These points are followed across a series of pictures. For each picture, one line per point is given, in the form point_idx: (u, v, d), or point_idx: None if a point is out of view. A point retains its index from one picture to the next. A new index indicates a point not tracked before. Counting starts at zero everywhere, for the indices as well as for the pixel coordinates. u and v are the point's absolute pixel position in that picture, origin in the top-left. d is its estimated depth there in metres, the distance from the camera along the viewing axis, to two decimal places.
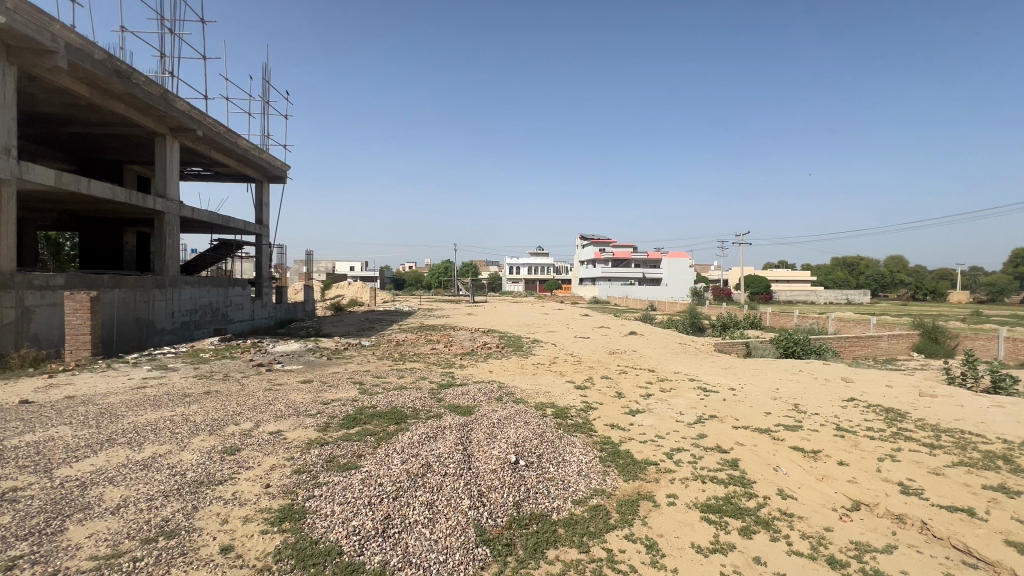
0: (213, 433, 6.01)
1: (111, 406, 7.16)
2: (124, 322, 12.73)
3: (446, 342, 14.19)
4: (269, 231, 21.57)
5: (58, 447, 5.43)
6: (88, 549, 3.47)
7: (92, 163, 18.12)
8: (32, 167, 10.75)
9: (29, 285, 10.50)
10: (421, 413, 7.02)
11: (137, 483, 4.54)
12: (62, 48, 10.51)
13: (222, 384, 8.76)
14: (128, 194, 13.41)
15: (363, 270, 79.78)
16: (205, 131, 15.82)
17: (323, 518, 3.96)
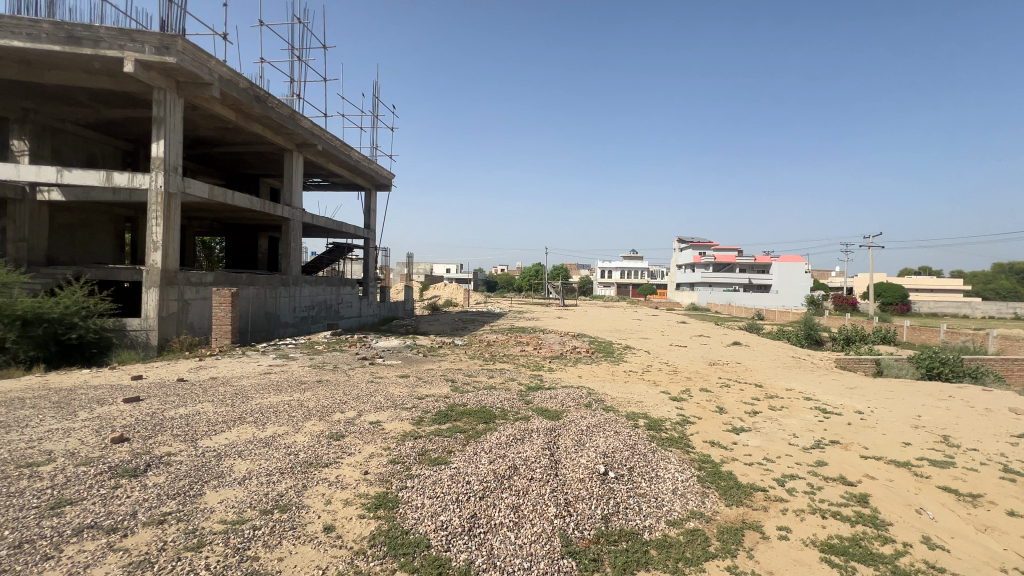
0: (322, 419, 6.58)
1: (243, 388, 8.19)
2: (257, 315, 14.55)
3: (536, 345, 14.23)
4: (375, 235, 23.34)
5: (202, 420, 6.32)
6: (219, 513, 3.94)
7: (236, 177, 21.03)
8: (192, 182, 12.70)
9: (187, 282, 12.46)
10: (509, 414, 7.06)
11: (260, 459, 5.09)
12: (216, 79, 12.30)
13: (332, 374, 9.61)
14: (262, 203, 15.27)
15: (459, 272, 83.52)
16: (324, 145, 17.55)
17: (414, 509, 4.09)
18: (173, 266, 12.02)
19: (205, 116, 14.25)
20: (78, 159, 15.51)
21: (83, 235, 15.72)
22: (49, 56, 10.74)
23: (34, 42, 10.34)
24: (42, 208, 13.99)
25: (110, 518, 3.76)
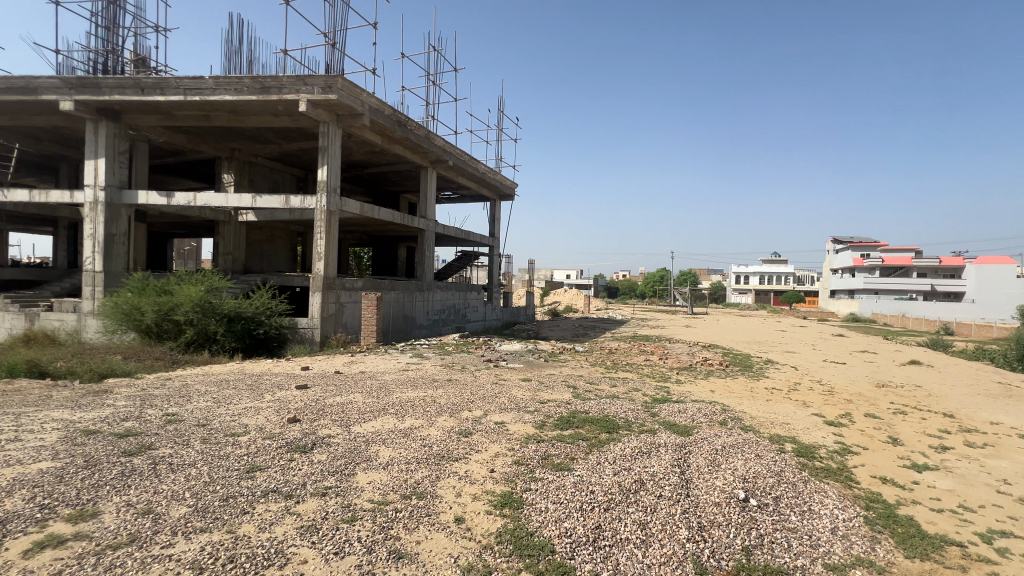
0: (453, 415, 7.03)
1: (386, 382, 9.15)
2: (396, 317, 16.18)
3: (662, 354, 13.52)
4: (500, 243, 24.39)
5: (354, 409, 7.19)
6: (368, 492, 4.44)
7: (381, 194, 23.72)
8: (348, 200, 14.59)
9: (342, 287, 14.36)
10: (633, 425, 6.79)
11: (400, 448, 5.62)
12: (367, 109, 13.98)
13: (461, 374, 10.23)
14: (402, 217, 16.94)
15: (579, 279, 83.26)
16: (455, 160, 18.87)
17: (538, 512, 4.14)
18: (332, 274, 13.95)
19: (358, 142, 16.30)
20: (266, 186, 18.91)
21: (269, 249, 19.09)
22: (248, 104, 13.25)
23: (238, 95, 12.87)
24: (241, 227, 17.34)
25: (287, 486, 4.46)
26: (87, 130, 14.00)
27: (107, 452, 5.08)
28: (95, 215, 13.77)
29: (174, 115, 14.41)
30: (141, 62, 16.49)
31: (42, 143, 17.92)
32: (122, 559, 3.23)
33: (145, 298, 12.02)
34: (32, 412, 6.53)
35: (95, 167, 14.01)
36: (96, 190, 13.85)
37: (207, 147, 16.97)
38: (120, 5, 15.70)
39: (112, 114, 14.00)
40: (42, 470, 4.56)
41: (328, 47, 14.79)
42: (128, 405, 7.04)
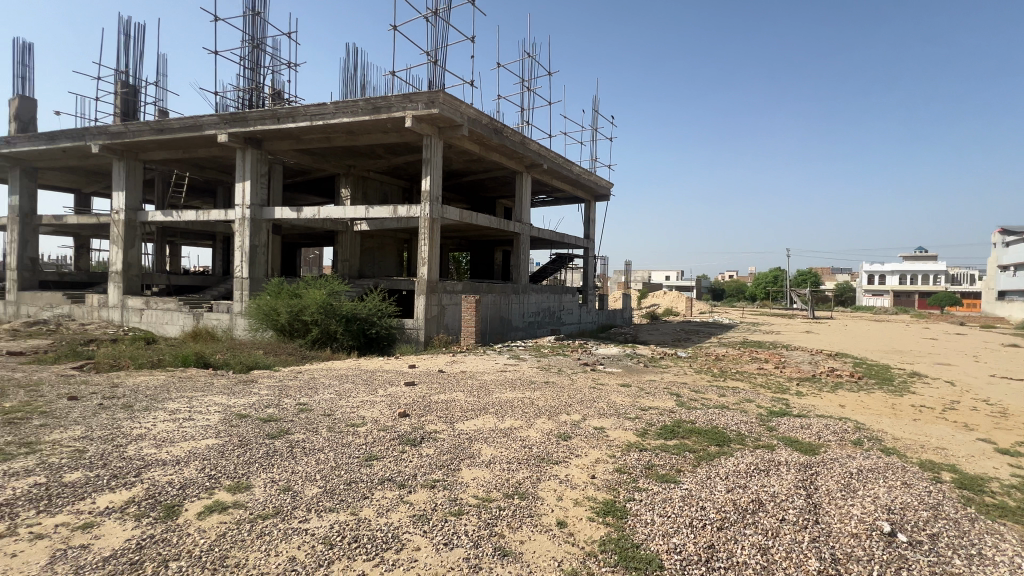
0: (551, 418, 7.05)
1: (486, 382, 9.45)
2: (494, 319, 16.68)
3: (778, 363, 12.26)
4: (595, 244, 24.02)
5: (457, 406, 7.53)
6: (472, 488, 4.61)
7: (479, 201, 24.64)
8: (448, 208, 15.37)
9: (444, 290, 15.14)
10: (747, 439, 6.24)
11: (502, 447, 5.76)
12: (466, 120, 14.59)
13: (558, 377, 10.22)
14: (498, 221, 17.41)
15: (679, 280, 78.93)
16: (549, 164, 18.95)
17: (644, 524, 3.98)
18: (435, 277, 14.78)
19: (458, 152, 17.10)
20: (377, 198, 20.64)
21: (379, 255, 20.80)
22: (362, 125, 14.57)
23: (354, 116, 14.20)
24: (356, 236, 19.12)
25: (400, 475, 4.80)
26: (237, 157, 16.41)
27: (255, 433, 5.89)
28: (243, 229, 16.08)
29: (302, 139, 16.32)
30: (277, 95, 18.96)
31: (205, 171, 21.40)
32: (269, 528, 3.71)
33: (280, 301, 13.74)
34: (200, 397, 7.80)
35: (243, 188, 16.37)
36: (243, 208, 16.18)
37: (329, 165, 18.99)
38: (261, 47, 18.21)
39: (255, 142, 16.26)
40: (208, 446, 5.42)
41: (430, 65, 15.76)
42: (269, 394, 8.10)
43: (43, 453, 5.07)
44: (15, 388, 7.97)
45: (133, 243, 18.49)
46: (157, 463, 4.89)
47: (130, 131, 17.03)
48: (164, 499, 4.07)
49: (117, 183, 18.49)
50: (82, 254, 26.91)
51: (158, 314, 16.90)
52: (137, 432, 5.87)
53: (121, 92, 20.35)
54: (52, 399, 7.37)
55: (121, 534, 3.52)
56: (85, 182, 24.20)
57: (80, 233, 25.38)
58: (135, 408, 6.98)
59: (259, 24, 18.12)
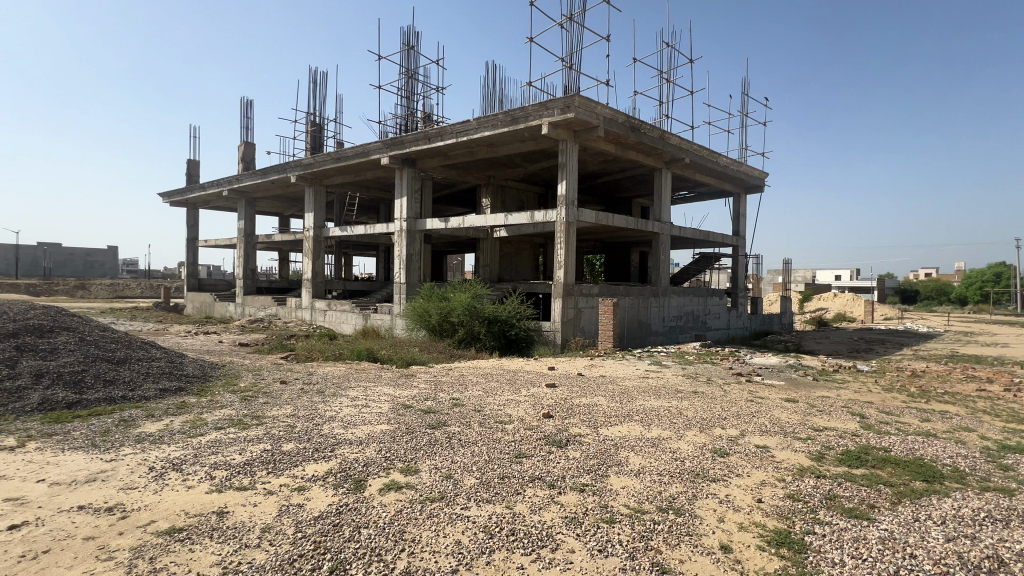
0: (704, 431, 6.53)
1: (628, 388, 9.15)
2: (632, 323, 16.13)
3: (1010, 385, 9.60)
4: (745, 241, 21.76)
5: (600, 411, 7.42)
6: (623, 496, 4.50)
7: (614, 201, 24.15)
8: (584, 210, 15.31)
9: (580, 293, 15.11)
10: (969, 478, 5.00)
11: (651, 457, 5.52)
12: (602, 121, 14.39)
13: (707, 386, 9.43)
14: (636, 222, 16.81)
15: (853, 280, 67.13)
16: (692, 157, 17.71)
17: (830, 564, 3.44)
18: (571, 280, 14.84)
19: (593, 154, 16.98)
20: (515, 205, 21.56)
21: (517, 260, 21.67)
22: (502, 136, 15.33)
23: (495, 129, 15.01)
24: (496, 243, 20.20)
25: (549, 475, 4.89)
26: (397, 177, 18.58)
27: (419, 423, 6.56)
28: (401, 240, 18.13)
29: (449, 156, 17.80)
30: (427, 118, 21.02)
31: (371, 191, 24.69)
32: (436, 510, 4.07)
33: (432, 303, 15.14)
34: (372, 387, 8.98)
35: (401, 204, 18.47)
36: (401, 221, 18.24)
37: (472, 177, 20.40)
38: (415, 77, 20.38)
39: (411, 162, 18.22)
40: (382, 431, 6.19)
41: (566, 71, 15.95)
42: (427, 388, 8.97)
43: (268, 425, 6.33)
44: (245, 372, 10.12)
45: (319, 255, 22.13)
46: (346, 442, 5.74)
47: (317, 162, 20.45)
48: (353, 474, 4.75)
49: (308, 206, 22.32)
50: (284, 265, 33.13)
51: (337, 314, 19.95)
52: (330, 414, 6.98)
53: (311, 130, 24.59)
54: (270, 382, 9.18)
55: (325, 499, 4.20)
56: (286, 207, 29.77)
57: (283, 248, 31.32)
58: (326, 393, 8.32)
59: (413, 57, 20.32)
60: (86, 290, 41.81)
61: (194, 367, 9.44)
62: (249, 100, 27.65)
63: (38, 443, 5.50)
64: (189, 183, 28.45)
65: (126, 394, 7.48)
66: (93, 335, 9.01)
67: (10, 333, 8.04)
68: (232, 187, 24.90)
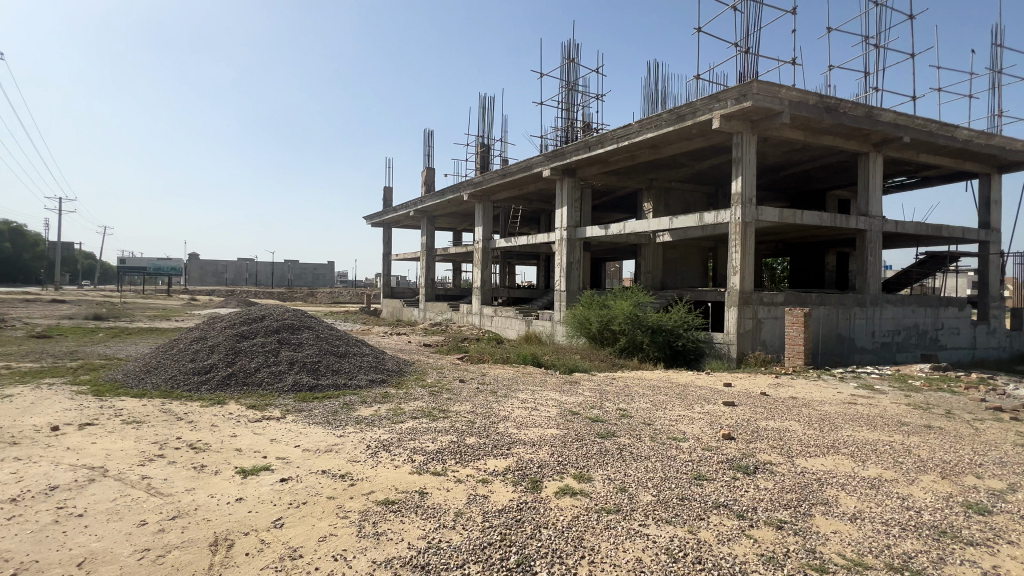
0: (947, 478, 5.14)
1: (829, 414, 7.75)
2: (828, 337, 13.72)
3: None
4: (1000, 236, 16.74)
5: (795, 438, 6.42)
6: (835, 543, 3.80)
7: (802, 196, 20.95)
8: (765, 208, 13.56)
9: (761, 301, 13.38)
10: None
11: (870, 501, 4.57)
12: (788, 105, 12.59)
13: (947, 421, 7.43)
14: (833, 218, 14.25)
15: None
16: (914, 134, 14.34)
17: None
18: (750, 287, 13.24)
19: (775, 143, 15.02)
20: (680, 207, 20.30)
21: (682, 266, 20.30)
22: (667, 136, 14.59)
23: (659, 130, 14.35)
24: (659, 248, 19.28)
25: (737, 504, 4.40)
26: (558, 187, 19.10)
27: (587, 430, 6.57)
28: (562, 248, 18.55)
29: (610, 162, 17.62)
30: (587, 127, 21.23)
31: (533, 203, 25.92)
32: (614, 523, 4.00)
33: (592, 311, 15.06)
34: (540, 391, 9.34)
35: (562, 213, 18.91)
36: (562, 231, 18.67)
37: (632, 182, 19.88)
38: (575, 88, 20.80)
39: (571, 172, 18.56)
40: (552, 435, 6.37)
41: (741, 56, 14.48)
42: (592, 395, 8.96)
43: (452, 419, 7.05)
44: (430, 369, 11.50)
45: (487, 265, 23.99)
46: (520, 441, 6.05)
47: (485, 180, 22.27)
48: (530, 473, 4.97)
49: (478, 220, 24.42)
50: (457, 274, 36.83)
51: (503, 320, 21.33)
52: (503, 414, 7.45)
53: (480, 151, 26.97)
54: (451, 380, 10.26)
55: (507, 494, 4.48)
56: (459, 222, 33.11)
57: (456, 259, 34.91)
58: (498, 394, 8.94)
59: (573, 69, 20.78)
60: (314, 296, 52.72)
61: (393, 363, 11.09)
62: (430, 131, 31.61)
63: (293, 416, 7.08)
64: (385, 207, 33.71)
65: (347, 381, 9.16)
66: (324, 332, 11.28)
67: (274, 329, 10.56)
68: (417, 207, 28.68)
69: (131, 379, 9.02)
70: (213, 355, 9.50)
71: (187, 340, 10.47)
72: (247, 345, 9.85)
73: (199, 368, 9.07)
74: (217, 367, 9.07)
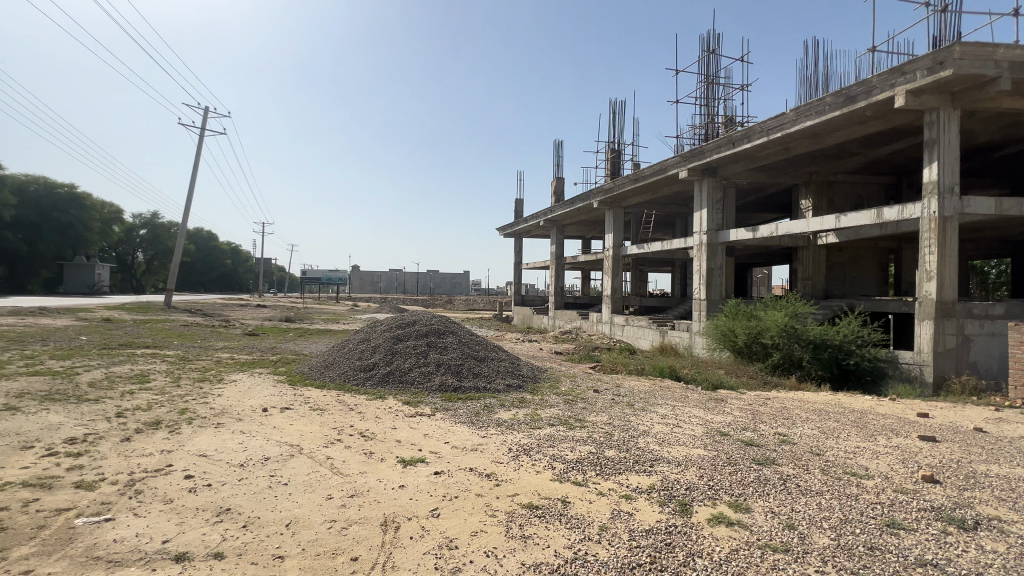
0: None
1: None
2: None
3: None
4: None
5: None
6: None
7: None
8: (975, 198, 10.90)
9: (969, 314, 10.73)
10: None
11: None
12: (1008, 68, 10.01)
13: None
14: None
15: None
16: None
17: None
18: (952, 297, 10.71)
19: (988, 116, 12.06)
20: (849, 203, 17.46)
21: (853, 271, 17.35)
22: (831, 122, 12.66)
23: (822, 116, 12.55)
24: (821, 251, 16.79)
25: (951, 566, 3.55)
26: (696, 189, 17.84)
27: (740, 455, 5.93)
28: (701, 254, 17.22)
29: (759, 157, 15.92)
30: (730, 121, 19.54)
31: (667, 207, 24.64)
32: (782, 564, 3.53)
33: (739, 322, 13.63)
34: (681, 407, 8.72)
35: (701, 216, 17.58)
36: (701, 235, 17.35)
37: (786, 177, 17.68)
38: (716, 81, 19.32)
39: (712, 171, 17.20)
40: (699, 456, 5.88)
41: (936, 17, 11.97)
42: (744, 416, 8.07)
43: (589, 429, 6.95)
44: (563, 378, 11.54)
45: (618, 272, 23.37)
46: (664, 460, 5.70)
47: (616, 186, 21.80)
48: (677, 495, 4.65)
49: (608, 227, 23.99)
50: (586, 283, 36.61)
51: (635, 330, 20.51)
52: (642, 428, 7.10)
53: (611, 157, 26.53)
54: (585, 389, 10.15)
55: (653, 514, 4.25)
56: (588, 230, 32.92)
57: (586, 268, 34.72)
58: (636, 407, 8.57)
59: (714, 61, 19.35)
60: (452, 304, 56.98)
61: (528, 370, 11.38)
62: (560, 141, 32.09)
63: (441, 414, 7.67)
64: (517, 218, 35.08)
65: (487, 385, 9.65)
66: (465, 338, 12.08)
67: (423, 333, 11.63)
68: (547, 217, 29.25)
69: (315, 372, 10.71)
70: (375, 355, 10.80)
71: (355, 341, 12.08)
72: (402, 347, 10.99)
73: (365, 366, 10.39)
74: (378, 366, 10.29)
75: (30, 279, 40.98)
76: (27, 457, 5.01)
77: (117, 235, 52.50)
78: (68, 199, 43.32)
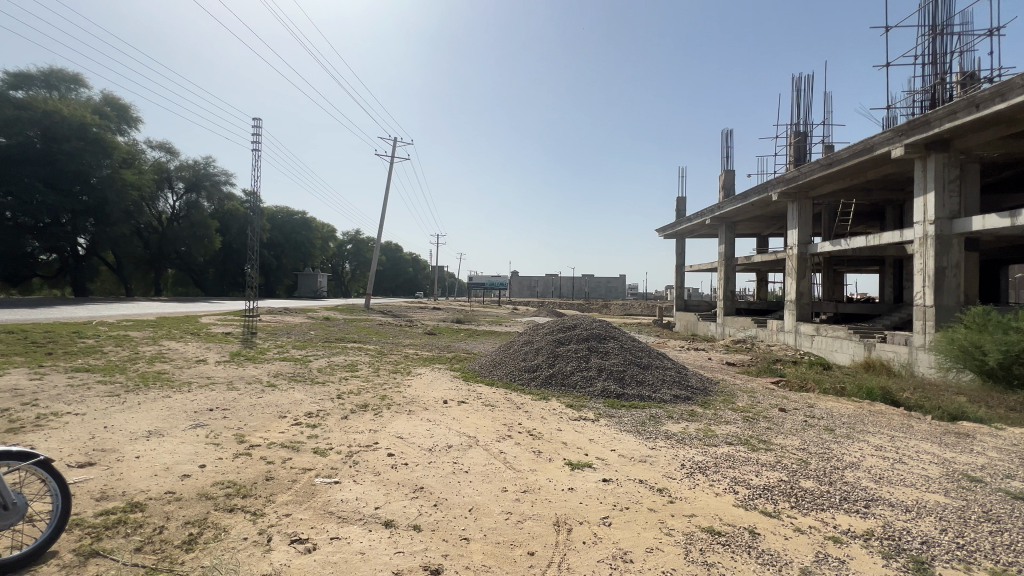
0: None
1: None
2: None
3: None
4: None
5: None
6: None
7: None
8: None
9: None
10: None
11: None
12: None
13: None
14: None
15: None
16: None
17: None
18: None
19: None
20: None
21: None
22: None
23: None
24: None
25: None
26: (918, 169, 14.33)
27: (1006, 511, 4.49)
28: (926, 249, 13.77)
29: (1018, 117, 12.04)
30: (972, 77, 15.29)
31: (872, 193, 20.40)
32: None
33: (988, 336, 10.46)
34: (903, 438, 7.05)
35: (925, 203, 14.07)
36: (926, 225, 13.87)
37: None
38: (946, 31, 15.37)
39: (942, 143, 13.65)
40: (936, 503, 4.66)
41: None
42: (1006, 460, 6.13)
43: (778, 453, 6.08)
44: (740, 392, 10.33)
45: (805, 274, 20.12)
46: (884, 501, 4.65)
47: (802, 174, 18.82)
48: (908, 549, 3.75)
49: (791, 223, 20.88)
50: (763, 286, 32.44)
51: (830, 341, 17.33)
52: (848, 459, 5.93)
53: (794, 141, 23.13)
54: (768, 407, 8.93)
55: (876, 566, 3.50)
56: (765, 226, 29.19)
57: (762, 269, 30.82)
58: (838, 433, 7.20)
59: (944, 6, 15.42)
60: (608, 308, 56.11)
61: (697, 381, 10.49)
62: (728, 130, 29.20)
63: (605, 420, 7.55)
64: (678, 218, 32.95)
65: (651, 394, 9.21)
66: (627, 343, 11.75)
67: (584, 338, 11.65)
68: (714, 215, 26.79)
69: (484, 370, 11.58)
70: (538, 356, 11.23)
71: (519, 342, 12.71)
72: (563, 350, 11.20)
73: (529, 367, 10.85)
74: (542, 368, 10.66)
75: (278, 285, 53.29)
76: (283, 424, 6.46)
77: (333, 250, 64.86)
78: (302, 223, 55.20)
